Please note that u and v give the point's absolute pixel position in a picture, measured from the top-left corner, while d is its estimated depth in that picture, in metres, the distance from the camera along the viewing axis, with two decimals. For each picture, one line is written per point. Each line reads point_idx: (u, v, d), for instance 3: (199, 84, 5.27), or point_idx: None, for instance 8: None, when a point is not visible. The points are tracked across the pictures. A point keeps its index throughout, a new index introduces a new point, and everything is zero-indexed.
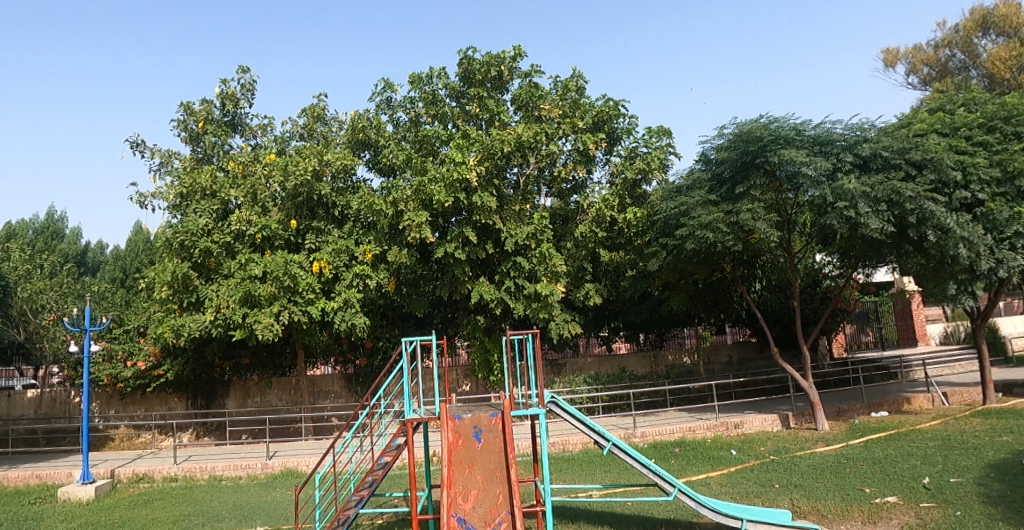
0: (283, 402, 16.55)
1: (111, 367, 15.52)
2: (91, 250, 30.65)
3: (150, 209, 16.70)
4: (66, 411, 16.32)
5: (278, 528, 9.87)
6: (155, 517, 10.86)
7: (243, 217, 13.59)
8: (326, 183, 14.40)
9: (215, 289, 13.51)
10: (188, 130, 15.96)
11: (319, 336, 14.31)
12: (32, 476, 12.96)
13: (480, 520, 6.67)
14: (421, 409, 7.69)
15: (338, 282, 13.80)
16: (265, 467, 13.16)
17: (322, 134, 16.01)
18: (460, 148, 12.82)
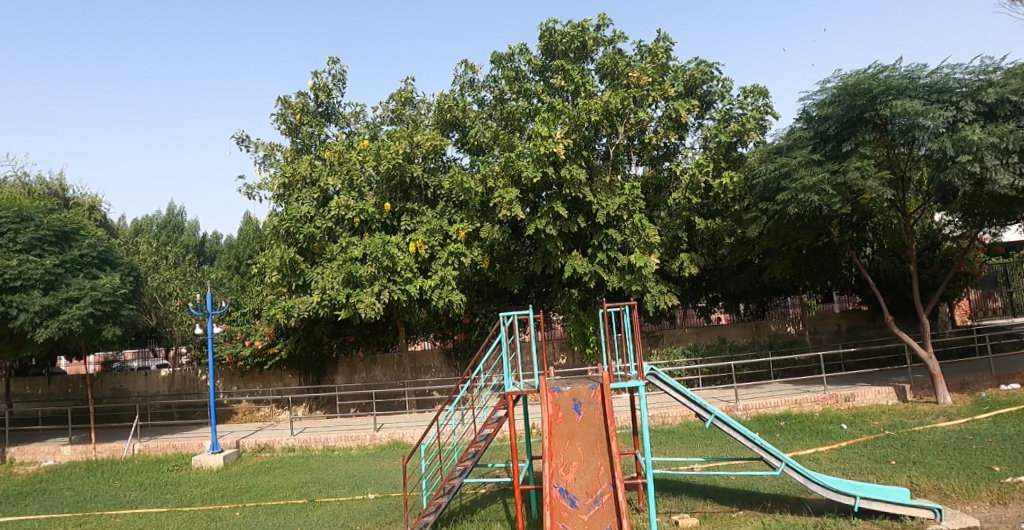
0: (388, 377, 17.25)
1: (232, 346, 16.77)
2: (208, 241, 33.05)
3: (257, 200, 17.79)
4: (195, 388, 17.82)
5: (390, 495, 10.36)
6: (277, 483, 11.71)
7: (342, 202, 14.19)
8: (418, 164, 14.78)
9: (321, 272, 14.22)
10: (286, 123, 16.77)
11: (418, 313, 14.78)
12: (169, 446, 14.27)
13: (581, 491, 6.73)
14: (522, 381, 7.78)
15: (434, 261, 14.13)
16: (374, 438, 13.82)
17: (411, 118, 16.37)
18: (546, 121, 12.76)
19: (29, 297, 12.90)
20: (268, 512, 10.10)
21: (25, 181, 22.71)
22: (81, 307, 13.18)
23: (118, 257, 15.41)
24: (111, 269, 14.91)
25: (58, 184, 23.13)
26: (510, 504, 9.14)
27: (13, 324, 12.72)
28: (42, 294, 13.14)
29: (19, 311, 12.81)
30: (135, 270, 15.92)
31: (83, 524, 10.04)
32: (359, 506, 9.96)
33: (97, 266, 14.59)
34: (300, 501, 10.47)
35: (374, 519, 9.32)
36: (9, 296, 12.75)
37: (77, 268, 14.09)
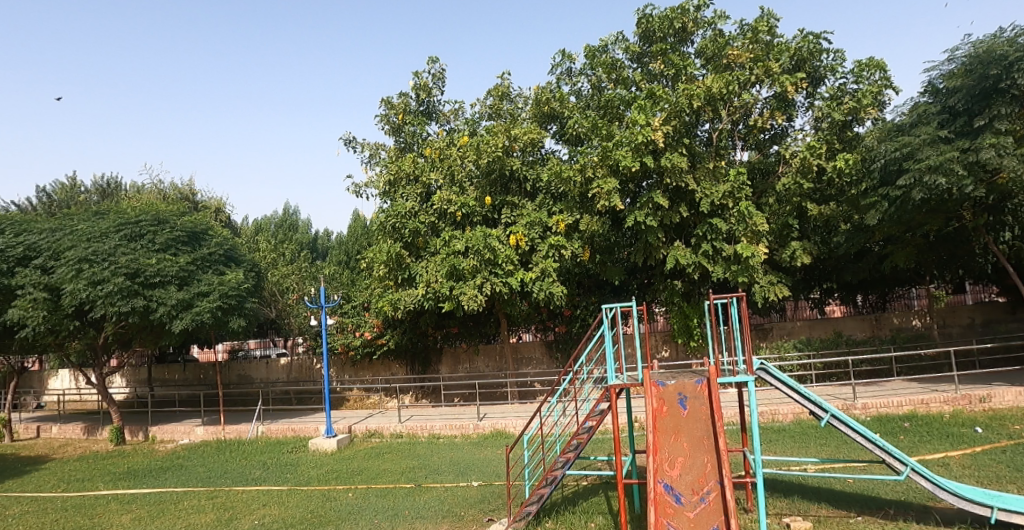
0: (490, 367, 17.60)
1: (344, 337, 17.71)
2: (320, 238, 34.93)
3: (364, 198, 18.62)
4: (311, 376, 18.95)
5: (493, 484, 10.58)
6: (386, 468, 12.25)
7: (445, 197, 14.58)
8: (517, 158, 14.89)
9: (425, 266, 14.74)
10: (390, 123, 17.41)
11: (519, 306, 14.96)
12: (289, 429, 15.24)
13: (688, 488, 6.57)
14: (625, 373, 7.60)
15: (535, 254, 14.21)
16: (477, 427, 14.13)
17: (509, 112, 16.54)
18: (644, 108, 12.49)
19: (167, 292, 14.08)
20: (378, 494, 10.60)
21: (161, 187, 24.96)
22: (210, 300, 14.29)
23: (241, 255, 16.64)
24: (236, 265, 16.14)
25: (189, 189, 25.24)
26: (612, 497, 9.07)
27: (154, 316, 13.92)
28: (178, 288, 14.33)
29: (158, 304, 14.00)
30: (256, 266, 17.13)
31: (214, 498, 10.99)
32: (463, 493, 10.24)
33: (224, 262, 15.82)
34: (408, 486, 10.90)
35: (478, 506, 9.55)
36: (150, 291, 13.97)
37: (206, 265, 15.32)
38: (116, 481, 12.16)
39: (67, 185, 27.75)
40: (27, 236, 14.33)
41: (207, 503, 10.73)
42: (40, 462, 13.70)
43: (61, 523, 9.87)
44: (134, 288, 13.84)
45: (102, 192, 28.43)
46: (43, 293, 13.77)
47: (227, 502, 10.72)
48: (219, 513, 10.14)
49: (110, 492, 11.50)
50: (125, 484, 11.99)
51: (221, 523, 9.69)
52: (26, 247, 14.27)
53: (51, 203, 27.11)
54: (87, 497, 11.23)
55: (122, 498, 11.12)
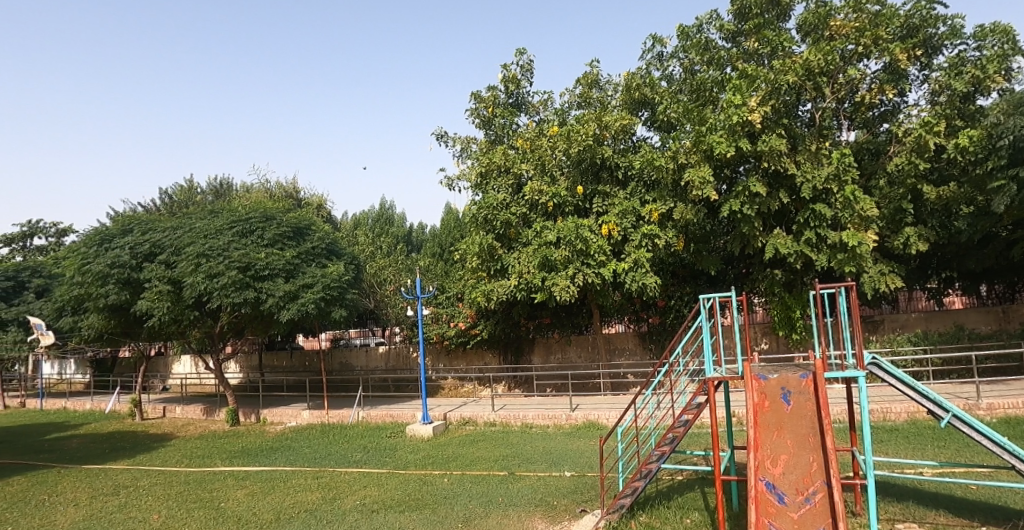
0: (583, 358, 17.57)
1: (439, 327, 18.25)
2: (415, 231, 35.98)
3: (456, 190, 19.03)
4: (408, 364, 19.64)
5: (586, 474, 10.60)
6: (481, 455, 12.54)
7: (536, 188, 14.67)
8: (608, 146, 14.72)
9: (517, 257, 14.92)
10: (480, 117, 17.64)
11: (612, 296, 14.83)
12: (388, 415, 15.87)
13: (792, 488, 6.30)
14: (723, 365, 7.35)
15: (627, 244, 14.03)
16: (569, 418, 14.16)
17: (599, 100, 16.35)
18: (739, 90, 11.99)
19: (275, 284, 14.96)
20: (472, 481, 10.87)
21: (269, 186, 26.56)
22: (314, 292, 15.05)
23: (342, 248, 17.46)
24: (337, 258, 16.96)
25: (293, 187, 26.69)
26: (709, 493, 8.85)
27: (264, 307, 14.83)
28: (285, 281, 15.20)
29: (267, 296, 14.91)
30: (356, 259, 17.92)
31: (319, 478, 11.66)
32: (557, 483, 10.31)
33: (326, 256, 16.66)
34: (501, 473, 11.11)
35: (571, 496, 9.59)
36: (260, 283, 14.89)
37: (310, 259, 16.19)
38: (232, 459, 13.13)
39: (186, 187, 30.11)
40: (152, 234, 15.66)
41: (313, 482, 11.40)
42: (167, 439, 15.02)
43: (185, 495, 10.79)
44: (246, 280, 14.79)
45: (216, 192, 30.59)
46: (166, 286, 15.01)
47: (331, 482, 11.35)
48: (324, 492, 10.75)
49: (227, 468, 12.45)
50: (240, 462, 12.94)
51: (326, 502, 10.26)
52: (152, 244, 15.60)
53: (173, 204, 29.51)
54: (206, 472, 12.21)
55: (237, 475, 11.99)
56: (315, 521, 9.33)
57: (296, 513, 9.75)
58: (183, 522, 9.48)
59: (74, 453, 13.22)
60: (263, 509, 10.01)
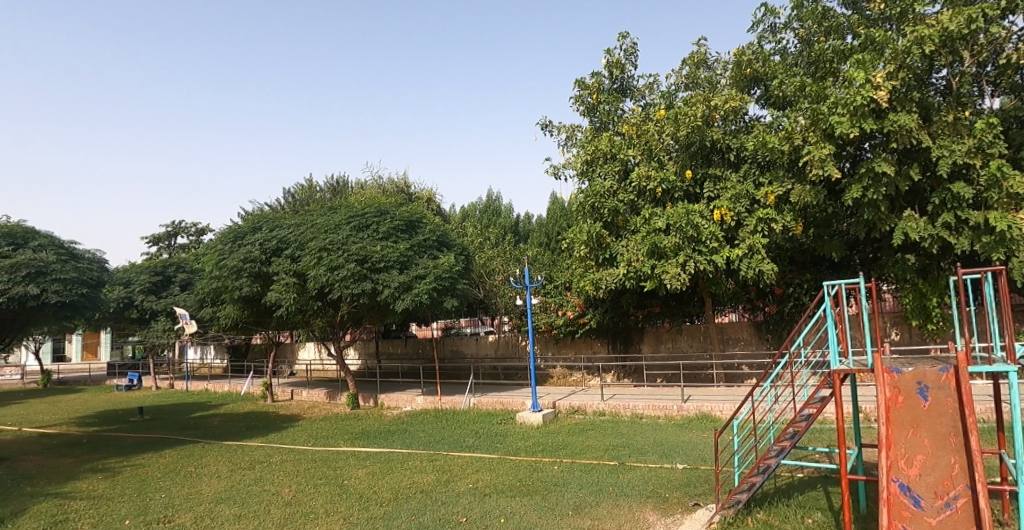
0: (695, 348, 17.14)
1: (547, 316, 18.55)
2: (522, 221, 36.31)
3: (562, 179, 19.07)
4: (517, 352, 19.96)
5: (699, 468, 10.36)
6: (590, 444, 12.60)
7: (643, 173, 14.45)
8: (718, 128, 14.19)
9: (626, 245, 14.78)
10: (584, 104, 17.53)
11: (725, 285, 14.34)
12: (498, 403, 16.25)
13: (929, 492, 5.86)
14: (852, 357, 6.91)
15: (741, 229, 13.49)
16: (681, 409, 13.88)
17: (707, 80, 15.79)
18: (863, 63, 11.15)
19: (390, 276, 15.68)
20: (582, 469, 10.95)
21: (381, 182, 27.83)
22: (428, 282, 15.59)
23: (452, 240, 18.00)
24: (447, 250, 17.51)
25: (403, 182, 27.76)
26: (834, 493, 8.40)
27: (380, 297, 15.58)
28: (399, 272, 15.89)
29: (384, 286, 15.65)
30: (466, 250, 18.40)
31: (433, 461, 12.19)
32: (668, 475, 10.17)
33: (437, 247, 17.25)
34: (611, 463, 11.11)
35: (684, 489, 9.44)
36: (376, 275, 15.66)
37: (422, 251, 16.84)
38: (354, 440, 14.00)
39: (306, 186, 32.15)
40: (279, 230, 16.88)
41: (429, 465, 11.94)
42: (295, 420, 16.21)
43: (313, 472, 11.65)
44: (363, 272, 15.62)
45: (333, 190, 32.39)
46: (292, 279, 16.16)
47: (445, 465, 11.82)
48: (438, 475, 11.23)
49: (349, 449, 13.28)
50: (362, 443, 13.77)
51: (440, 484, 10.71)
52: (278, 240, 16.81)
53: (295, 202, 31.62)
54: (330, 451, 13.08)
55: (359, 455, 12.78)
56: (430, 502, 9.77)
57: (413, 493, 10.26)
58: (311, 496, 10.25)
59: (216, 430, 14.57)
60: (383, 488, 10.62)
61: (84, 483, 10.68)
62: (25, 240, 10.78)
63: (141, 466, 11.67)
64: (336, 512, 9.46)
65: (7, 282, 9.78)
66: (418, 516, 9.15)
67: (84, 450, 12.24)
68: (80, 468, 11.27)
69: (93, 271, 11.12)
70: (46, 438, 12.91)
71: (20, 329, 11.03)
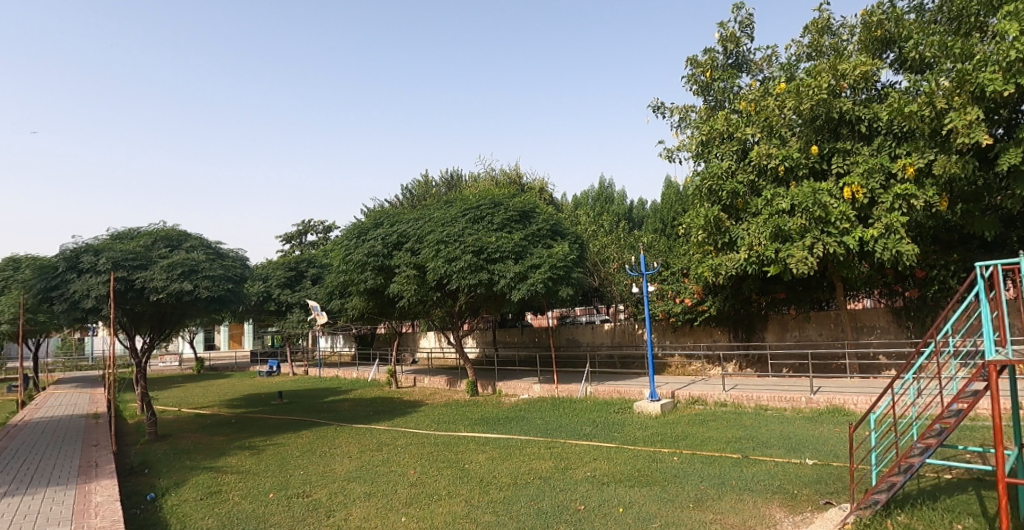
0: (824, 336, 16.16)
1: (664, 304, 18.09)
2: (635, 207, 35.47)
3: (676, 162, 18.42)
4: (633, 341, 19.52)
5: (831, 464, 9.65)
6: (711, 436, 12.13)
7: (763, 152, 13.53)
8: (846, 98, 13.06)
9: (746, 228, 14.01)
10: (697, 83, 16.78)
11: (858, 268, 13.22)
12: (615, 391, 16.05)
13: None
14: (1012, 347, 6.07)
15: (876, 207, 12.35)
16: (809, 401, 13.02)
17: (832, 46, 14.57)
18: (1018, 12, 9.78)
19: (505, 266, 15.91)
20: (704, 461, 10.57)
21: (494, 174, 28.31)
22: (542, 272, 15.59)
23: (566, 228, 17.89)
24: (561, 239, 17.43)
25: (515, 173, 28.07)
26: (989, 498, 7.51)
27: (497, 287, 15.85)
28: (514, 262, 16.07)
29: (500, 277, 15.89)
30: (580, 238, 18.19)
31: (551, 448, 12.29)
32: (796, 470, 9.57)
33: (551, 237, 17.24)
34: (735, 456, 10.64)
35: (813, 486, 8.84)
36: (492, 266, 15.96)
37: (536, 240, 16.91)
38: (474, 425, 14.43)
39: (422, 182, 33.39)
40: (400, 225, 17.69)
41: (547, 452, 12.06)
42: (419, 405, 16.98)
43: (435, 455, 12.16)
44: (480, 263, 15.97)
45: (449, 184, 33.39)
46: (413, 271, 16.81)
47: (562, 453, 11.89)
48: (556, 462, 11.32)
49: (469, 434, 13.70)
50: (481, 428, 14.17)
51: (558, 471, 10.80)
52: (399, 234, 17.61)
53: (413, 198, 32.96)
54: (451, 436, 13.58)
55: (479, 440, 13.15)
56: (548, 488, 9.86)
57: (531, 479, 10.42)
58: (434, 478, 10.70)
59: (347, 414, 15.59)
60: (502, 473, 10.87)
61: (234, 459, 11.84)
62: (179, 241, 12.05)
63: (281, 445, 12.73)
64: (458, 494, 9.82)
65: (165, 279, 11.00)
66: (536, 501, 9.27)
67: (233, 430, 13.55)
68: (231, 445, 12.50)
69: (236, 268, 12.23)
70: (201, 418, 14.43)
71: (178, 321, 12.36)
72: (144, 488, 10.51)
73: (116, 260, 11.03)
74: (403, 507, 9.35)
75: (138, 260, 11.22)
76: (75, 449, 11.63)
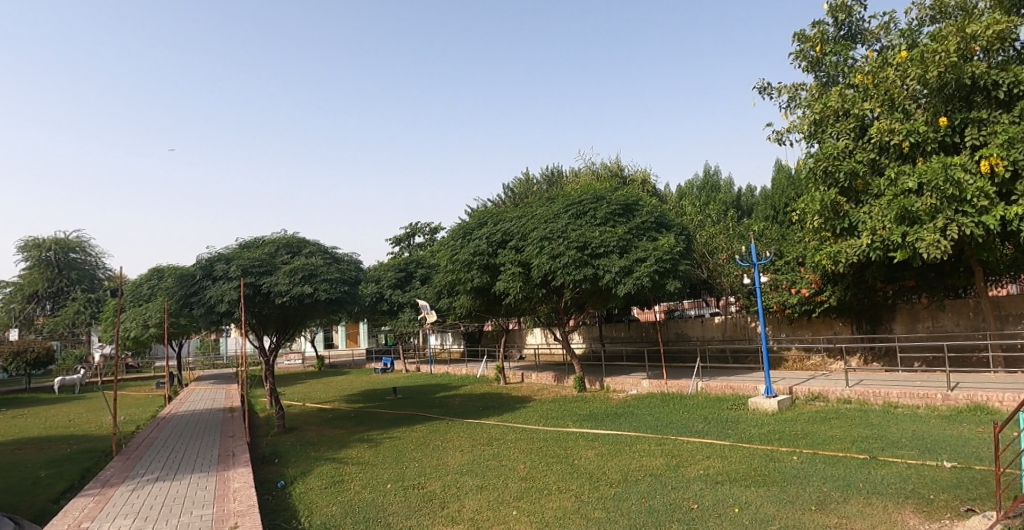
0: (962, 327, 14.78)
1: (778, 295, 17.10)
2: (743, 194, 33.85)
3: (787, 144, 17.42)
4: (745, 334, 18.75)
5: (974, 467, 8.76)
6: (834, 435, 11.39)
7: (884, 127, 12.59)
8: (980, 61, 11.84)
9: (868, 211, 13.03)
10: (806, 59, 15.80)
11: (1001, 250, 11.94)
12: (727, 387, 15.45)
13: None
14: None
15: (1021, 181, 11.09)
16: (946, 399, 11.91)
17: (960, 6, 13.23)
18: None
19: (610, 260, 15.68)
20: (826, 462, 9.95)
21: (595, 168, 28.08)
22: (648, 265, 15.19)
23: (671, 220, 17.32)
24: (667, 231, 16.90)
25: (616, 166, 27.69)
26: None
27: (602, 282, 15.67)
28: (619, 257, 15.79)
29: (605, 272, 15.70)
30: (686, 230, 17.50)
31: (662, 445, 12.05)
32: (932, 474, 8.78)
33: (656, 229, 16.77)
34: (861, 456, 9.93)
35: (953, 491, 8.08)
36: (597, 261, 15.81)
37: (641, 233, 16.53)
38: (581, 421, 14.43)
39: (524, 180, 33.72)
40: (503, 224, 18.00)
41: (657, 449, 11.84)
42: (527, 401, 17.21)
43: (544, 450, 12.30)
44: (584, 258, 15.89)
45: (549, 181, 33.50)
46: (517, 268, 16.99)
47: (673, 450, 11.63)
48: (667, 459, 11.09)
49: (577, 430, 13.72)
50: (589, 424, 14.14)
51: (670, 468, 10.57)
52: (503, 233, 17.91)
53: (516, 197, 33.37)
54: (560, 431, 13.67)
55: (587, 436, 13.14)
56: (659, 486, 9.69)
57: (642, 476, 10.28)
58: (544, 473, 10.84)
59: (457, 409, 16.11)
60: (611, 469, 10.80)
61: (354, 450, 12.60)
62: (300, 248, 12.99)
63: (396, 438, 13.40)
64: (568, 489, 9.88)
65: (288, 284, 11.88)
66: (647, 499, 9.13)
67: (353, 423, 14.42)
68: (351, 438, 13.31)
69: (351, 271, 12.98)
70: (324, 412, 15.46)
71: (301, 323, 13.30)
72: (276, 477, 11.46)
73: (246, 267, 12.07)
74: (513, 501, 9.55)
75: (264, 267, 12.22)
76: (215, 440, 12.87)
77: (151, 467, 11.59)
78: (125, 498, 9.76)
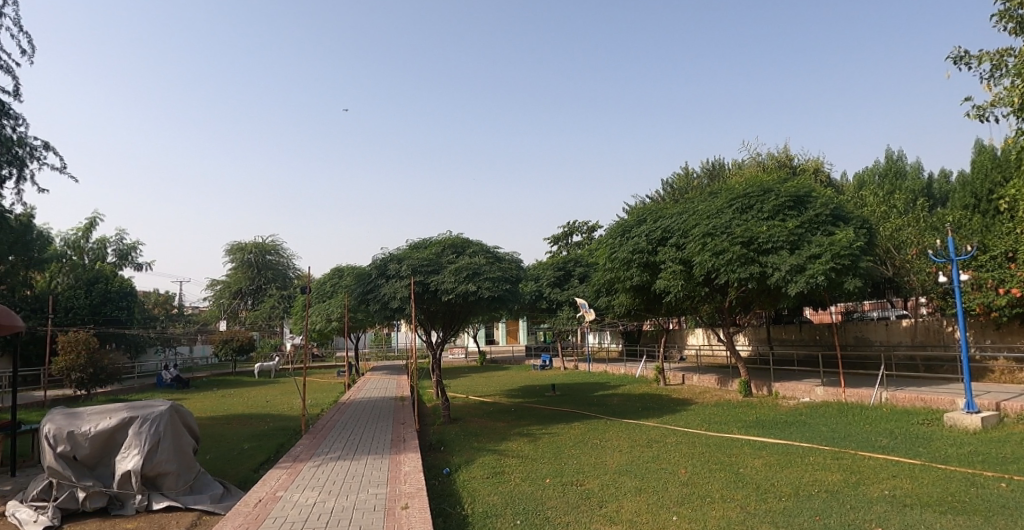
0: None
1: (982, 296, 15.07)
2: (937, 181, 30.06)
3: (991, 120, 15.16)
4: (941, 340, 16.69)
5: None
6: None
7: None
8: None
9: None
10: (1015, 19, 13.61)
11: None
12: (917, 398, 13.89)
13: None
14: None
15: None
16: None
17: None
18: None
19: (780, 258, 14.64)
20: None
21: (760, 159, 26.48)
22: (823, 261, 14.00)
23: (850, 212, 15.81)
24: (845, 224, 15.44)
25: (785, 156, 25.86)
26: None
27: (770, 281, 14.70)
28: (789, 253, 14.74)
29: (773, 269, 14.72)
30: (869, 223, 15.91)
31: (840, 459, 11.11)
32: None
33: (832, 222, 15.40)
34: None
35: None
36: (764, 258, 14.86)
37: (815, 227, 15.27)
38: (747, 428, 13.70)
39: (683, 175, 32.70)
40: (663, 221, 17.54)
41: (833, 463, 10.94)
42: (687, 404, 16.71)
43: (707, 456, 11.84)
44: (750, 255, 15.02)
45: (710, 174, 32.02)
46: (679, 266, 16.43)
47: (852, 466, 10.69)
48: (846, 475, 10.20)
49: (743, 436, 13.06)
50: (755, 432, 13.41)
51: (849, 485, 9.72)
52: (663, 230, 17.44)
53: (674, 192, 32.48)
54: (725, 437, 13.08)
55: (754, 444, 12.46)
56: (837, 503, 8.95)
57: (816, 491, 9.55)
58: (707, 479, 10.44)
59: (615, 408, 16.02)
60: (781, 481, 10.15)
61: (514, 444, 12.97)
62: (463, 247, 13.53)
63: (556, 434, 13.58)
64: (733, 499, 9.43)
65: (454, 282, 12.44)
66: (822, 517, 8.47)
67: (513, 417, 14.84)
68: (512, 431, 13.70)
69: (511, 269, 13.28)
70: (487, 405, 16.08)
71: (464, 318, 13.87)
72: (442, 463, 12.10)
73: (415, 266, 12.85)
74: (674, 506, 9.29)
75: (431, 266, 12.93)
76: (389, 426, 13.87)
77: (333, 446, 12.76)
78: (312, 473, 10.83)
